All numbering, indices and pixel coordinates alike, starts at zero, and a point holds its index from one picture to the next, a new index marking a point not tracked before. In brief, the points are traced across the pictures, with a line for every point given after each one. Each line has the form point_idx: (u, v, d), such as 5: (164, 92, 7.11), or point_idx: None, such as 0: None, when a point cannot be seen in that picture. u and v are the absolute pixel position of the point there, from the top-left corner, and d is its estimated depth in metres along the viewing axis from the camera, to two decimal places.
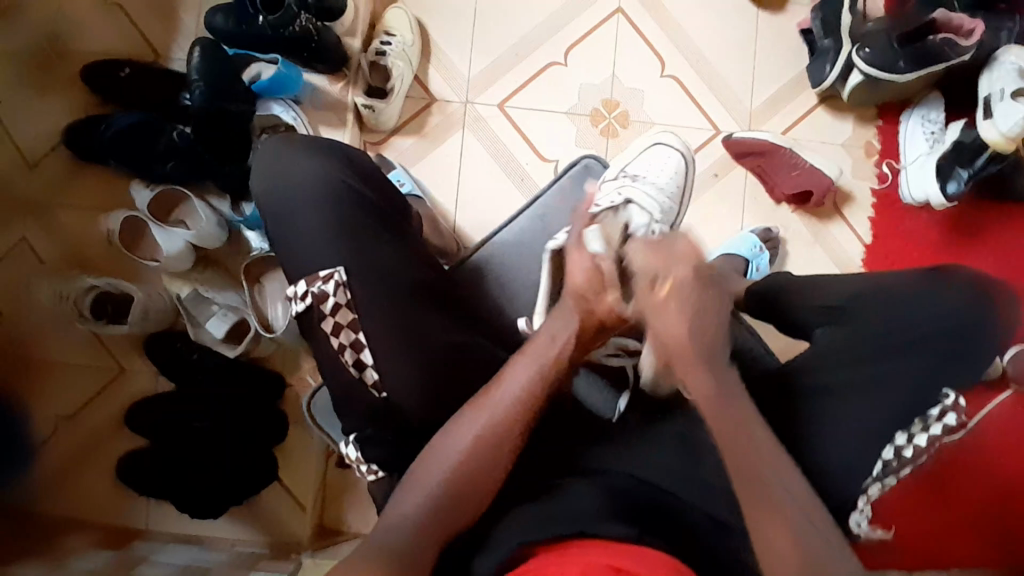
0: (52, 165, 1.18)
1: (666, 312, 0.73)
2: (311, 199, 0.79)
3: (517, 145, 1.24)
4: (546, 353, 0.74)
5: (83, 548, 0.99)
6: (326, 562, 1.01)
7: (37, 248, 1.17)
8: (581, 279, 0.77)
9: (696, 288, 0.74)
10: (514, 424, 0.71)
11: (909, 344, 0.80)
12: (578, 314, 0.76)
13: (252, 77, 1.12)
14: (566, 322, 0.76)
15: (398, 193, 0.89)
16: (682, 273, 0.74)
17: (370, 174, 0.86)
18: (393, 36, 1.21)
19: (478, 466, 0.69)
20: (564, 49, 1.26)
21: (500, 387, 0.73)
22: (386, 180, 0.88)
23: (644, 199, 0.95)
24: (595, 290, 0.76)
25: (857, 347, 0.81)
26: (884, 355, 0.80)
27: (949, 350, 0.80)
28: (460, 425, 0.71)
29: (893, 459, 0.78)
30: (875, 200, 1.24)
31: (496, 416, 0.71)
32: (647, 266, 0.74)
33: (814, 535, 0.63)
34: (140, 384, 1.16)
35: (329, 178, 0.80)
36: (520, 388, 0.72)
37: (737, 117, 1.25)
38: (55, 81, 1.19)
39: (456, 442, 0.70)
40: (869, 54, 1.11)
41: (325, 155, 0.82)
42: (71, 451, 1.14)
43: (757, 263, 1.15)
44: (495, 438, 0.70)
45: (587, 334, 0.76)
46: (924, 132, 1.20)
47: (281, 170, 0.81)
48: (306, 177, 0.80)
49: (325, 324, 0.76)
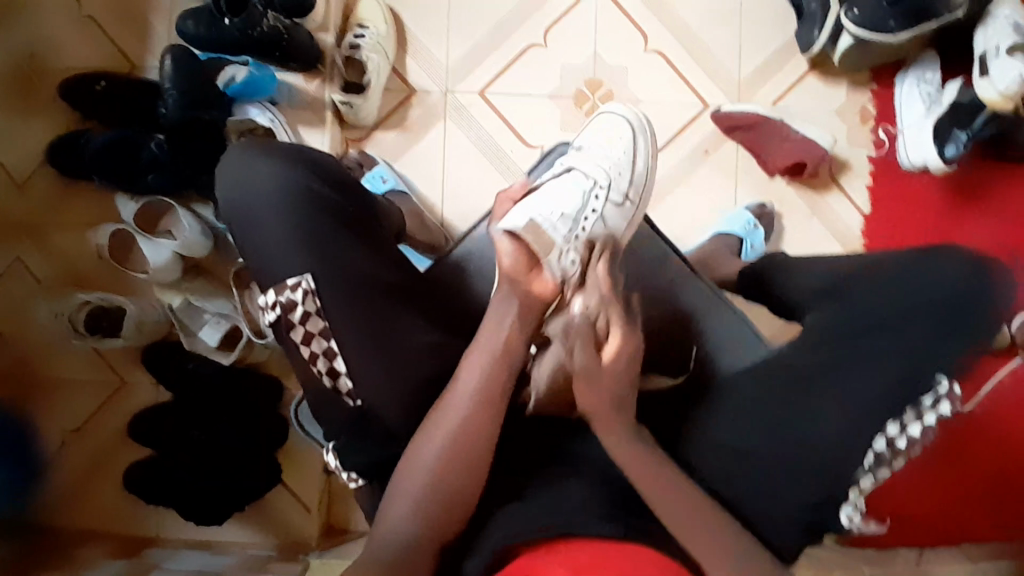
0: (33, 185, 1.18)
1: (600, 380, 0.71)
2: (273, 205, 0.78)
3: (501, 132, 1.22)
4: (495, 350, 0.74)
5: (96, 559, 1.01)
6: (336, 564, 1.03)
7: (31, 267, 1.17)
8: (510, 261, 0.79)
9: (630, 365, 0.73)
10: (476, 420, 0.71)
11: (923, 309, 0.76)
12: (517, 295, 0.76)
13: (227, 81, 1.11)
14: (507, 306, 0.76)
15: (363, 195, 0.87)
16: (622, 347, 0.73)
17: (337, 175, 0.84)
18: (368, 29, 1.18)
19: (450, 477, 0.69)
20: (543, 31, 1.22)
21: (457, 383, 0.73)
22: (352, 183, 0.86)
23: (588, 165, 0.92)
24: (523, 268, 0.79)
25: (869, 316, 0.78)
26: (894, 325, 0.76)
27: (953, 310, 0.75)
28: (428, 429, 0.71)
29: (885, 450, 0.73)
30: (873, 167, 1.20)
31: (464, 419, 0.71)
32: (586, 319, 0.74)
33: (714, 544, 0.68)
34: (141, 398, 1.17)
35: (292, 184, 0.79)
36: (479, 383, 0.72)
37: (726, 88, 1.22)
38: (30, 100, 1.18)
39: (429, 450, 0.70)
40: (858, 16, 1.06)
41: (287, 158, 0.81)
42: (81, 459, 1.16)
43: (753, 241, 1.13)
44: (466, 448, 0.70)
45: (533, 312, 0.77)
46: (922, 94, 1.14)
47: (243, 177, 0.79)
48: (269, 184, 0.78)
49: (295, 333, 0.75)
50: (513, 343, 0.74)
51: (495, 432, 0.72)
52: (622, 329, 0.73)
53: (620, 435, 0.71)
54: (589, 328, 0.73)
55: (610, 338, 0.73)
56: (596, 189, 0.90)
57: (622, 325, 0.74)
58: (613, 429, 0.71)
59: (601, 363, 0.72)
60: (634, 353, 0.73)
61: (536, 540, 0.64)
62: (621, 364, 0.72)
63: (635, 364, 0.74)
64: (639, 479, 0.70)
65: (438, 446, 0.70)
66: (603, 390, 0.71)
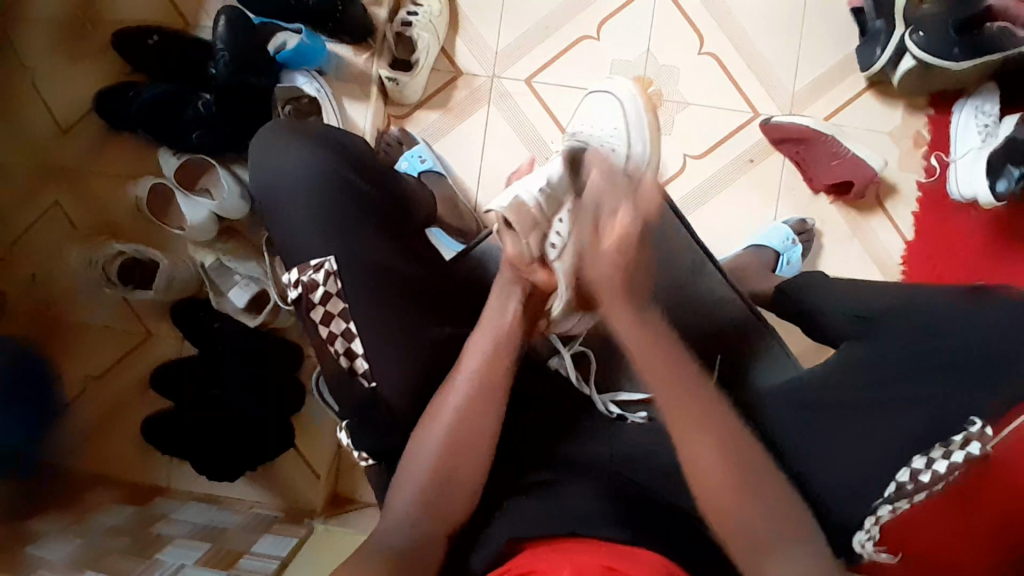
0: (80, 130, 1.20)
1: (602, 254, 0.68)
2: (296, 190, 0.79)
3: (543, 123, 1.21)
4: (498, 333, 0.74)
5: (107, 502, 1.04)
6: (355, 539, 1.00)
7: (69, 212, 1.20)
8: (512, 251, 0.72)
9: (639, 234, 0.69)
10: (476, 402, 0.71)
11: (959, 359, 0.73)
12: (521, 285, 0.74)
13: (277, 48, 1.11)
14: (510, 291, 0.75)
15: (389, 179, 0.87)
16: (624, 223, 0.69)
17: (363, 161, 0.85)
18: (421, 7, 1.18)
19: (448, 464, 0.69)
20: (597, 24, 1.21)
21: (459, 369, 0.73)
22: (378, 167, 0.87)
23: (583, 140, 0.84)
24: (527, 260, 0.72)
25: (904, 359, 0.74)
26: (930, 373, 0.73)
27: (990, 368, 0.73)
28: (432, 415, 0.72)
29: (908, 482, 0.70)
30: (921, 195, 1.17)
31: (465, 401, 0.71)
32: (594, 200, 0.71)
33: (729, 467, 0.64)
34: (165, 348, 1.20)
35: (314, 169, 0.79)
36: (479, 360, 0.73)
37: (778, 99, 1.19)
38: (86, 48, 1.20)
39: (431, 435, 0.70)
40: (922, 39, 1.03)
41: (316, 139, 0.82)
42: (102, 403, 1.19)
43: (789, 257, 1.11)
44: (467, 433, 0.70)
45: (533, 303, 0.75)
46: (977, 125, 1.11)
47: (272, 157, 0.81)
48: (293, 168, 0.80)
49: (315, 313, 0.77)
50: (515, 328, 0.74)
51: (500, 416, 0.72)
52: (628, 209, 0.70)
53: (626, 310, 0.68)
54: (589, 207, 0.70)
55: (617, 214, 0.70)
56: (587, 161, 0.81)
57: (626, 206, 0.70)
58: (620, 306, 0.68)
59: (600, 244, 0.68)
60: (636, 226, 0.69)
61: (538, 539, 0.67)
62: (626, 250, 0.68)
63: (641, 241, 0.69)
64: (654, 366, 0.67)
65: (443, 427, 0.70)
66: (607, 268, 0.68)
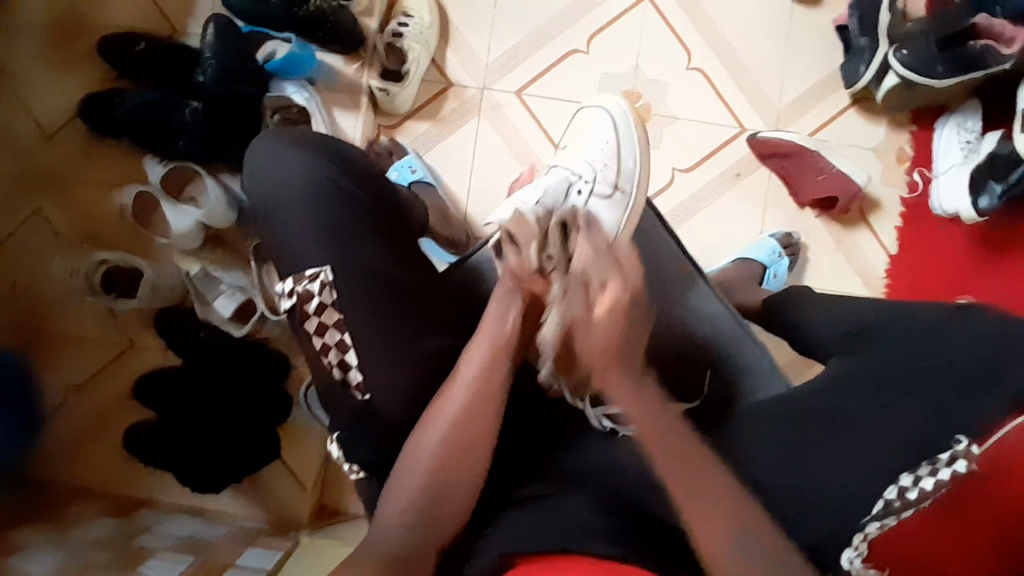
0: (63, 137, 1.18)
1: (592, 331, 0.69)
2: (294, 196, 0.79)
3: (533, 136, 1.21)
4: (497, 342, 0.75)
5: (88, 515, 1.01)
6: (340, 550, 0.98)
7: (51, 217, 1.18)
8: (516, 261, 0.76)
9: (629, 315, 0.70)
10: (472, 415, 0.71)
11: (941, 373, 0.74)
12: (522, 293, 0.76)
13: (267, 56, 1.11)
14: (510, 300, 0.77)
15: (388, 187, 0.87)
16: (615, 298, 0.69)
17: (362, 169, 0.85)
18: (412, 18, 1.18)
19: (440, 477, 0.69)
20: (587, 38, 1.22)
21: (457, 376, 0.73)
22: (377, 174, 0.87)
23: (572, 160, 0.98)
24: (530, 269, 0.76)
25: (902, 367, 0.75)
26: (920, 380, 0.74)
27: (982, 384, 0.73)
28: (426, 426, 0.71)
29: (895, 499, 0.68)
30: (904, 209, 1.19)
31: (459, 414, 0.71)
32: (583, 270, 0.72)
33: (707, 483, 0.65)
34: (148, 359, 1.18)
35: (313, 177, 0.80)
36: (477, 370, 0.73)
37: (765, 114, 1.21)
38: (70, 53, 1.19)
39: (425, 446, 0.70)
40: (906, 56, 1.06)
41: (316, 149, 0.82)
42: (82, 414, 1.16)
43: (775, 270, 1.13)
44: (463, 448, 0.70)
45: (532, 315, 0.76)
46: (960, 141, 1.13)
47: (270, 165, 0.81)
48: (291, 175, 0.80)
49: (309, 324, 0.76)
50: (515, 337, 0.75)
51: (497, 428, 0.73)
52: (620, 280, 0.70)
53: (619, 380, 0.69)
54: (580, 277, 0.71)
55: (607, 288, 0.70)
56: (577, 178, 0.95)
57: (617, 277, 0.70)
58: (617, 380, 0.69)
59: (591, 315, 0.69)
60: (630, 293, 0.70)
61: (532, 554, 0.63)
62: (617, 332, 0.69)
63: (634, 314, 0.70)
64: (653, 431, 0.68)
65: (437, 439, 0.70)
66: (599, 342, 0.69)
